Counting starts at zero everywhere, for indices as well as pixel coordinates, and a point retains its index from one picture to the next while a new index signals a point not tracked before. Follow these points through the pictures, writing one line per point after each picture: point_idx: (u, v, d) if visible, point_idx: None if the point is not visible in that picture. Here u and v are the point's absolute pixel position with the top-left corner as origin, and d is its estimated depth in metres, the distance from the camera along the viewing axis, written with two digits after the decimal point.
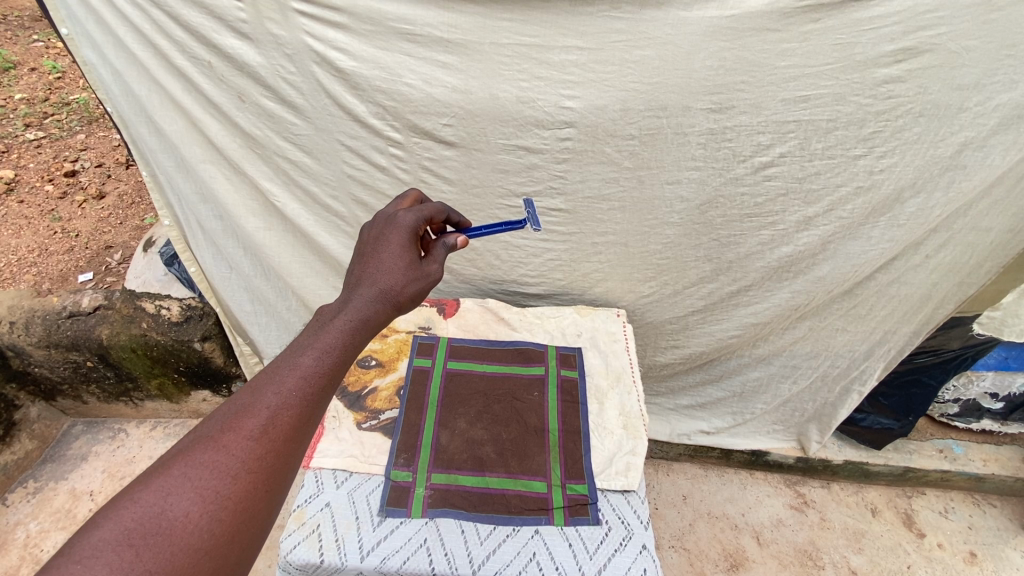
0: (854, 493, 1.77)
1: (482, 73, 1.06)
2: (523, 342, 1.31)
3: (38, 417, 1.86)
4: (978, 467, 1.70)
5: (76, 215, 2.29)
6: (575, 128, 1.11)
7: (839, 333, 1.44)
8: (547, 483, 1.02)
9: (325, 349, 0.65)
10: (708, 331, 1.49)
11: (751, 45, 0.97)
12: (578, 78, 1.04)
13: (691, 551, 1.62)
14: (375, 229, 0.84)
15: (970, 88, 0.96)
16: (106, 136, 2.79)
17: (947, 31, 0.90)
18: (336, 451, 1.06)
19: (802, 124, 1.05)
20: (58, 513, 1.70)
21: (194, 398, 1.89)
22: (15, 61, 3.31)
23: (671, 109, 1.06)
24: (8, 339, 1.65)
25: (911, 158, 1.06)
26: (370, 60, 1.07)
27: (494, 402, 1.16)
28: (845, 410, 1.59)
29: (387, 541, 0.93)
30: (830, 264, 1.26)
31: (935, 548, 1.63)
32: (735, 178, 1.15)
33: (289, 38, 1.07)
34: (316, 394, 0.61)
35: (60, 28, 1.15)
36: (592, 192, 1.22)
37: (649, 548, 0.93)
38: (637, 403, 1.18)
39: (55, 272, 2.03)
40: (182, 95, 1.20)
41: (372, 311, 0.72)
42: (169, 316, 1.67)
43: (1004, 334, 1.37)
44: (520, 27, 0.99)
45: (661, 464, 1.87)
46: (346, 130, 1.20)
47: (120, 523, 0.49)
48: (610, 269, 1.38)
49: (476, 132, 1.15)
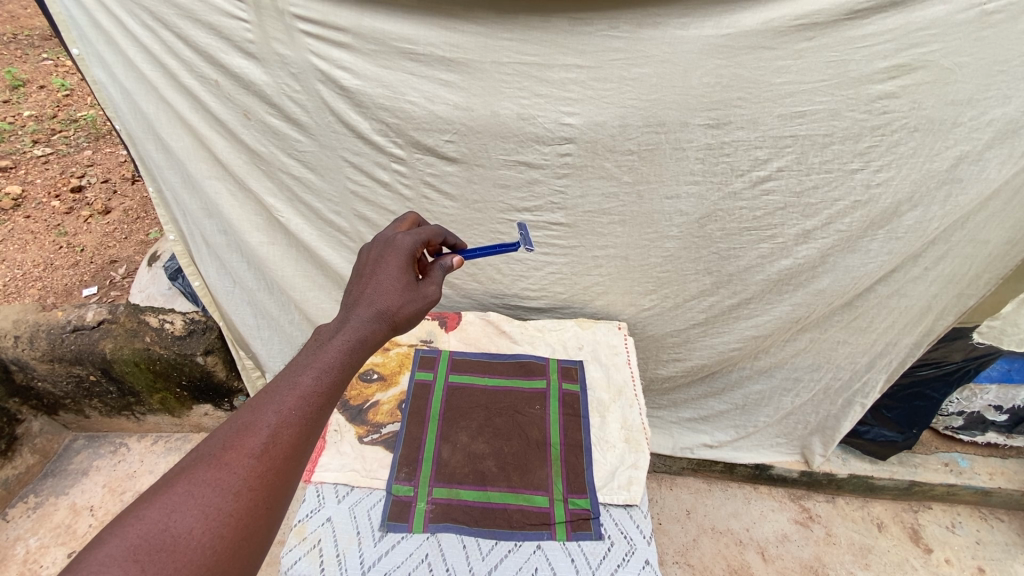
0: (859, 508, 1.76)
1: (483, 91, 1.08)
2: (523, 355, 1.32)
3: (39, 432, 1.86)
4: (983, 481, 1.69)
5: (82, 230, 2.32)
6: (575, 144, 1.13)
7: (840, 345, 1.43)
8: (549, 497, 1.02)
9: (325, 368, 0.65)
10: (709, 344, 1.50)
11: (745, 62, 0.98)
12: (578, 95, 1.06)
13: (694, 567, 1.61)
14: (374, 251, 0.85)
15: (964, 104, 0.97)
16: (112, 152, 2.83)
17: (938, 48, 0.91)
18: (337, 465, 1.06)
19: (798, 139, 1.07)
20: (58, 528, 1.69)
21: (195, 412, 1.89)
22: (25, 79, 3.38)
23: (670, 124, 1.08)
24: (14, 353, 1.67)
25: (908, 172, 1.07)
26: (373, 79, 1.09)
27: (495, 415, 1.16)
28: (847, 423, 1.58)
29: (387, 556, 0.92)
30: (830, 276, 1.27)
31: (942, 564, 1.61)
32: (734, 192, 1.16)
33: (293, 58, 1.09)
34: (316, 413, 0.61)
35: (72, 48, 1.17)
36: (593, 206, 1.23)
37: (652, 563, 0.92)
38: (639, 416, 1.18)
39: (59, 286, 2.04)
40: (190, 113, 1.22)
41: (370, 330, 0.73)
42: (172, 330, 1.67)
43: (1005, 343, 1.37)
44: (520, 46, 1.01)
45: (664, 478, 1.87)
46: (350, 147, 1.22)
47: (126, 539, 0.49)
48: (610, 281, 1.39)
49: (477, 148, 1.17)
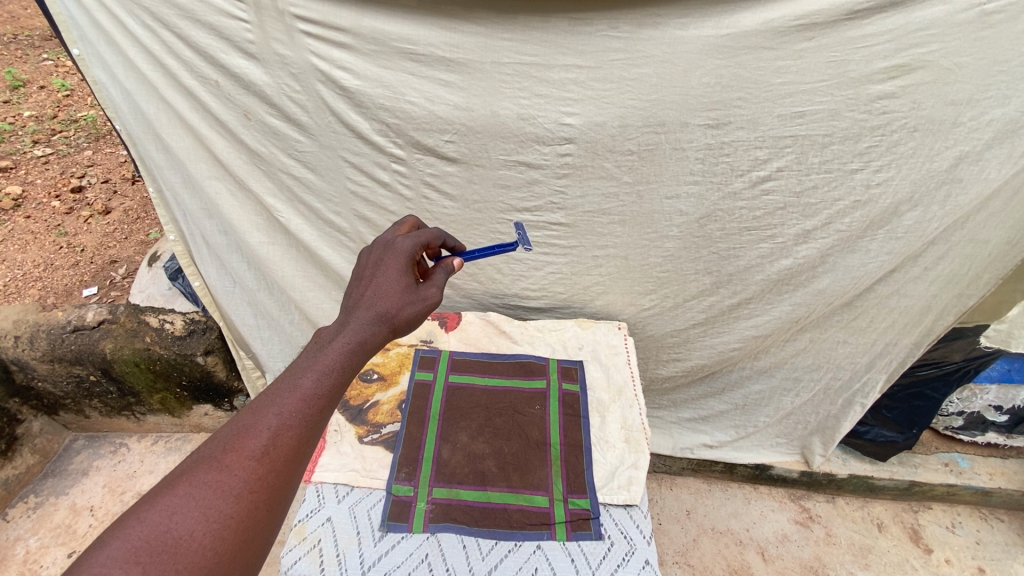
0: (859, 508, 1.76)
1: (483, 91, 1.08)
2: (523, 355, 1.32)
3: (39, 432, 1.86)
4: (983, 481, 1.69)
5: (82, 230, 2.32)
6: (575, 144, 1.13)
7: (840, 345, 1.43)
8: (549, 497, 1.02)
9: (325, 370, 0.65)
10: (709, 344, 1.50)
11: (745, 62, 0.98)
12: (578, 95, 1.06)
13: (694, 567, 1.61)
14: (374, 254, 0.85)
15: (964, 104, 0.97)
16: (112, 152, 2.83)
17: (938, 48, 0.92)
18: (337, 465, 1.06)
19: (798, 139, 1.07)
20: (58, 528, 1.69)
21: (195, 412, 1.89)
22: (25, 79, 3.38)
23: (669, 124, 1.08)
24: (14, 353, 1.67)
25: (907, 172, 1.07)
26: (373, 79, 1.09)
27: (495, 416, 1.16)
28: (847, 423, 1.58)
29: (387, 556, 0.92)
30: (830, 276, 1.27)
31: (942, 564, 1.61)
32: (734, 192, 1.16)
33: (293, 58, 1.09)
34: (316, 415, 0.61)
35: (72, 49, 1.17)
36: (593, 206, 1.23)
37: (652, 563, 0.92)
38: (639, 416, 1.19)
39: (60, 287, 2.04)
40: (190, 114, 1.22)
41: (371, 332, 0.73)
42: (173, 330, 1.67)
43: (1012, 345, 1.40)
44: (520, 46, 1.01)
45: (664, 478, 1.87)
46: (350, 147, 1.22)
47: (128, 541, 0.49)
48: (610, 281, 1.39)
49: (477, 148, 1.17)
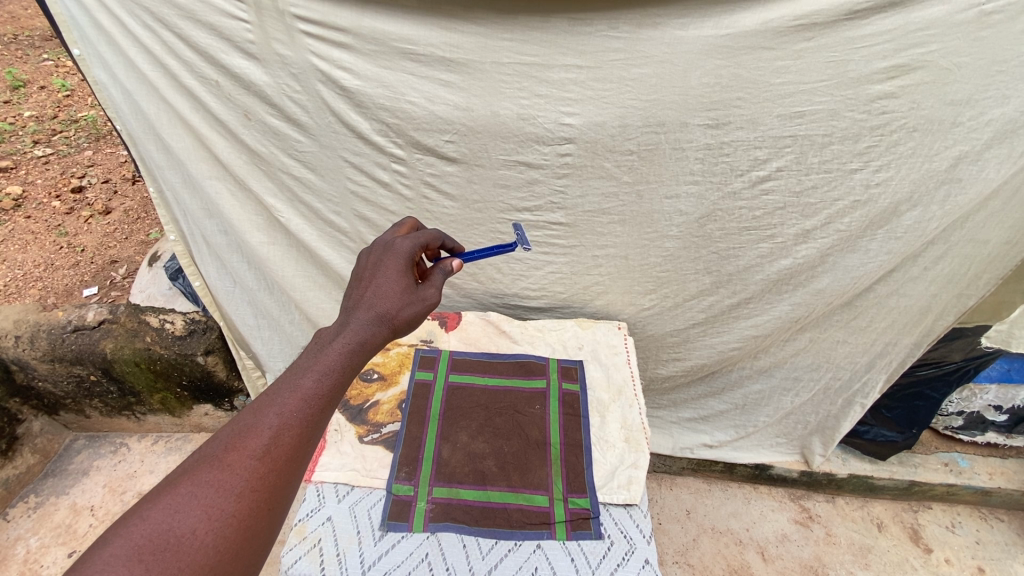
0: (859, 508, 1.76)
1: (483, 91, 1.08)
2: (523, 355, 1.32)
3: (39, 432, 1.87)
4: (983, 481, 1.69)
5: (82, 230, 2.32)
6: (575, 144, 1.13)
7: (840, 345, 1.44)
8: (549, 497, 1.02)
9: (325, 370, 0.66)
10: (709, 344, 1.50)
11: (745, 62, 0.98)
12: (578, 95, 1.06)
13: (694, 567, 1.61)
14: (374, 255, 0.85)
15: (964, 104, 0.97)
16: (113, 152, 2.83)
17: (937, 48, 0.92)
18: (337, 465, 1.06)
19: (797, 139, 1.07)
20: (58, 528, 1.69)
21: (196, 412, 1.89)
22: (26, 79, 3.38)
23: (669, 124, 1.08)
24: (14, 353, 1.67)
25: (907, 172, 1.08)
26: (374, 79, 1.09)
27: (495, 415, 1.16)
28: (847, 423, 1.59)
29: (387, 556, 0.92)
30: (829, 276, 1.27)
31: (942, 563, 1.61)
32: (734, 192, 1.17)
33: (294, 58, 1.09)
34: (316, 415, 0.62)
35: (72, 49, 1.18)
36: (592, 206, 1.24)
37: (652, 563, 0.92)
38: (639, 416, 1.19)
39: (60, 286, 2.04)
40: (191, 114, 1.22)
41: (370, 333, 0.73)
42: (173, 330, 1.68)
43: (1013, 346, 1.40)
44: (520, 46, 1.01)
45: (664, 478, 1.87)
46: (350, 147, 1.22)
47: (130, 540, 0.49)
48: (610, 281, 1.39)
49: (477, 148, 1.17)
